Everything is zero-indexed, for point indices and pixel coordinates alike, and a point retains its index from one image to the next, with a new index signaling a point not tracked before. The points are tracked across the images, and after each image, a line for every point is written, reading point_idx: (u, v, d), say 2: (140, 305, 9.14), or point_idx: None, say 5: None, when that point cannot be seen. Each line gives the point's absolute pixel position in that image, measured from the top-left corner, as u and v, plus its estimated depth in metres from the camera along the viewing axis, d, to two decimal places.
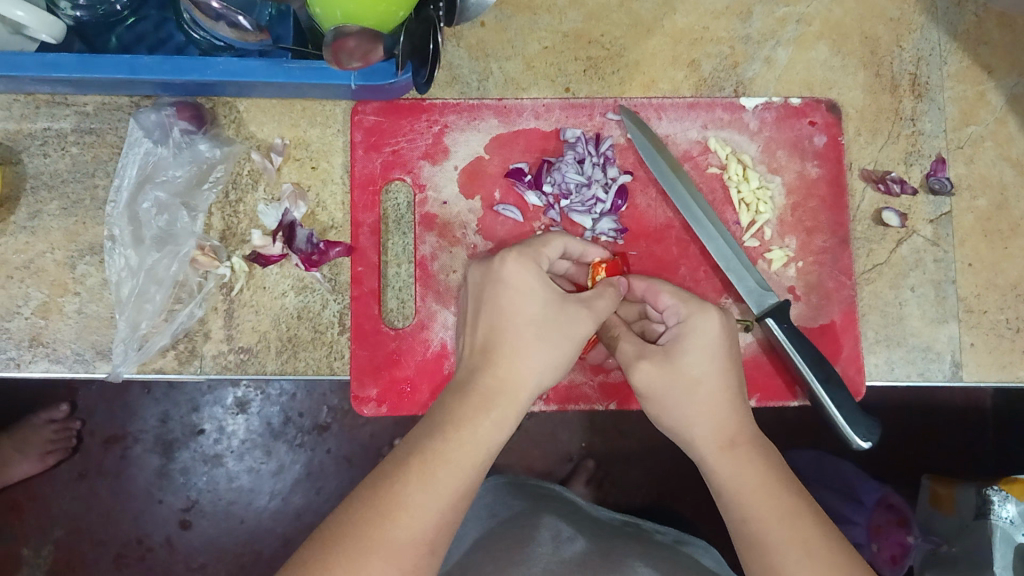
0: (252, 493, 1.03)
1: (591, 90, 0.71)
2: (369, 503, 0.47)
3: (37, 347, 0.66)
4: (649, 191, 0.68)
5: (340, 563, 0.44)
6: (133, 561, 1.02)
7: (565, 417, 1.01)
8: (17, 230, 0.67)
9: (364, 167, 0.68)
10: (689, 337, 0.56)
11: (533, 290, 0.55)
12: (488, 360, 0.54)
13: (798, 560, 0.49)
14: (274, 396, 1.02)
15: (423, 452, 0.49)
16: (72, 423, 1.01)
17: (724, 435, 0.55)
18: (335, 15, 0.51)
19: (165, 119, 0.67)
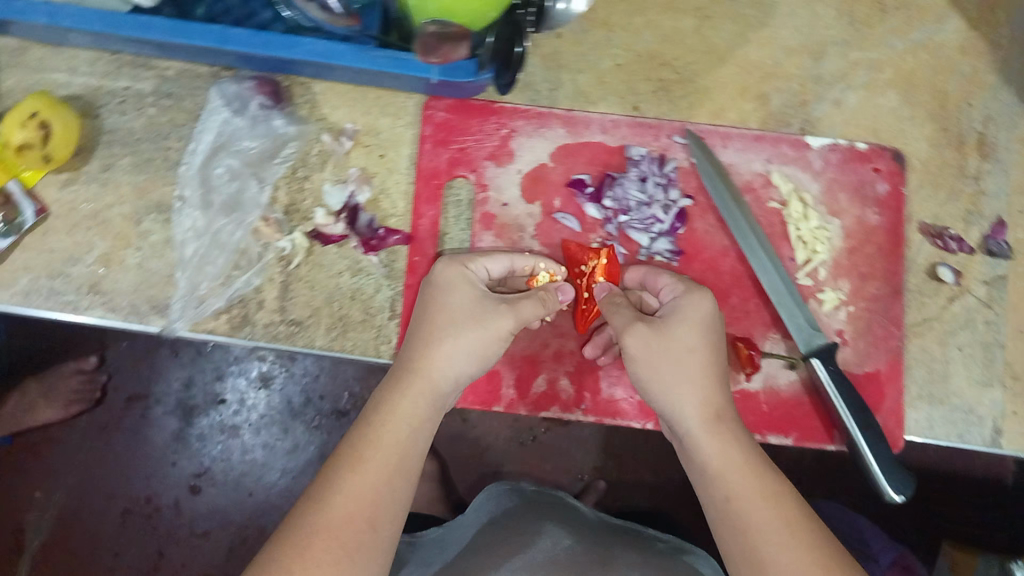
0: (263, 468, 1.05)
1: (659, 112, 0.71)
2: (310, 499, 0.52)
3: (94, 295, 0.68)
4: (708, 219, 0.69)
5: (288, 550, 0.49)
6: (138, 518, 1.04)
7: (582, 435, 1.01)
8: (88, 181, 0.69)
9: (430, 161, 0.70)
10: (677, 312, 0.59)
11: (469, 290, 0.61)
12: (429, 351, 0.58)
13: (772, 534, 0.51)
14: (296, 375, 1.04)
15: (351, 440, 0.55)
16: (98, 376, 1.04)
17: (711, 408, 0.56)
18: (427, 5, 0.51)
19: (245, 91, 0.69)
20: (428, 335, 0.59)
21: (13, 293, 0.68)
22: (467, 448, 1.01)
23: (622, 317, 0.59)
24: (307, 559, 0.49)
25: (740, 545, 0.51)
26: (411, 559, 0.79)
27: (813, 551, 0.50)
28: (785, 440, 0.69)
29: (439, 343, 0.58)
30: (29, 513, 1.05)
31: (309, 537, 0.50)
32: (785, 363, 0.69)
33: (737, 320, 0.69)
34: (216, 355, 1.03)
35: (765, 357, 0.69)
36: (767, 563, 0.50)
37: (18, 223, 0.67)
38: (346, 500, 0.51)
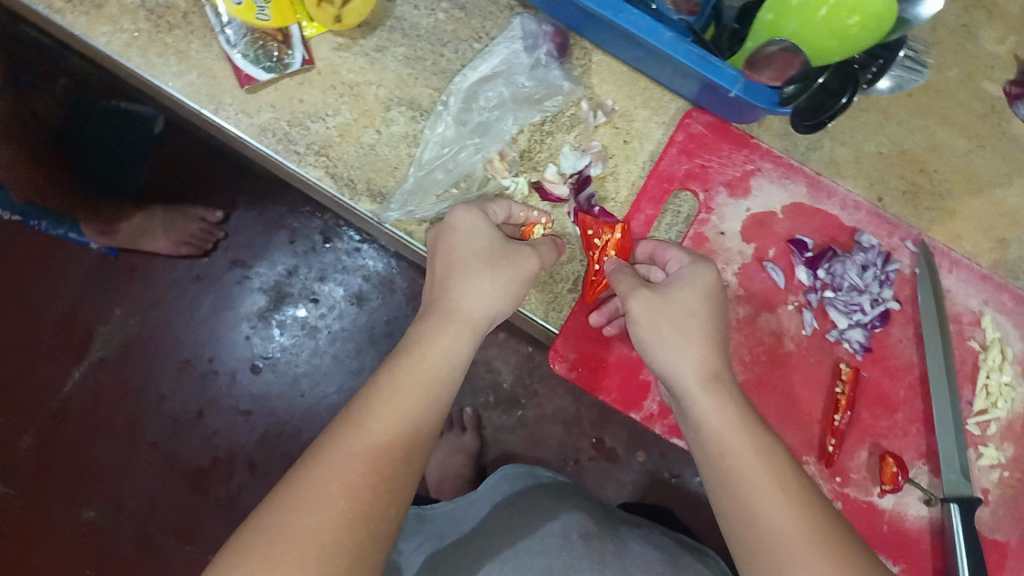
0: (321, 379, 1.15)
1: (900, 212, 0.70)
2: (345, 420, 0.52)
3: (322, 156, 0.70)
4: (907, 330, 0.69)
5: (323, 466, 0.49)
6: (196, 372, 1.15)
7: (619, 476, 1.10)
8: (359, 53, 0.71)
9: (668, 165, 0.70)
10: (686, 281, 0.59)
11: (480, 239, 0.61)
12: (449, 293, 0.60)
13: (772, 494, 0.51)
14: (389, 305, 1.14)
15: (387, 366, 0.56)
16: (216, 231, 1.14)
17: (707, 370, 0.56)
18: (782, 28, 0.52)
19: (540, 34, 0.71)
20: (451, 273, 0.60)
21: (253, 124, 0.71)
22: (520, 438, 1.12)
23: (628, 283, 0.60)
24: (337, 468, 0.49)
25: (735, 503, 0.52)
26: (420, 531, 0.85)
27: (808, 516, 0.50)
28: (891, 566, 0.68)
29: (461, 281, 0.60)
30: (101, 324, 1.15)
31: (347, 457, 0.50)
32: (922, 497, 0.67)
33: (894, 436, 0.69)
34: (329, 256, 1.14)
35: (907, 483, 0.68)
36: (762, 523, 0.50)
37: (285, 64, 0.70)
38: (374, 426, 0.51)
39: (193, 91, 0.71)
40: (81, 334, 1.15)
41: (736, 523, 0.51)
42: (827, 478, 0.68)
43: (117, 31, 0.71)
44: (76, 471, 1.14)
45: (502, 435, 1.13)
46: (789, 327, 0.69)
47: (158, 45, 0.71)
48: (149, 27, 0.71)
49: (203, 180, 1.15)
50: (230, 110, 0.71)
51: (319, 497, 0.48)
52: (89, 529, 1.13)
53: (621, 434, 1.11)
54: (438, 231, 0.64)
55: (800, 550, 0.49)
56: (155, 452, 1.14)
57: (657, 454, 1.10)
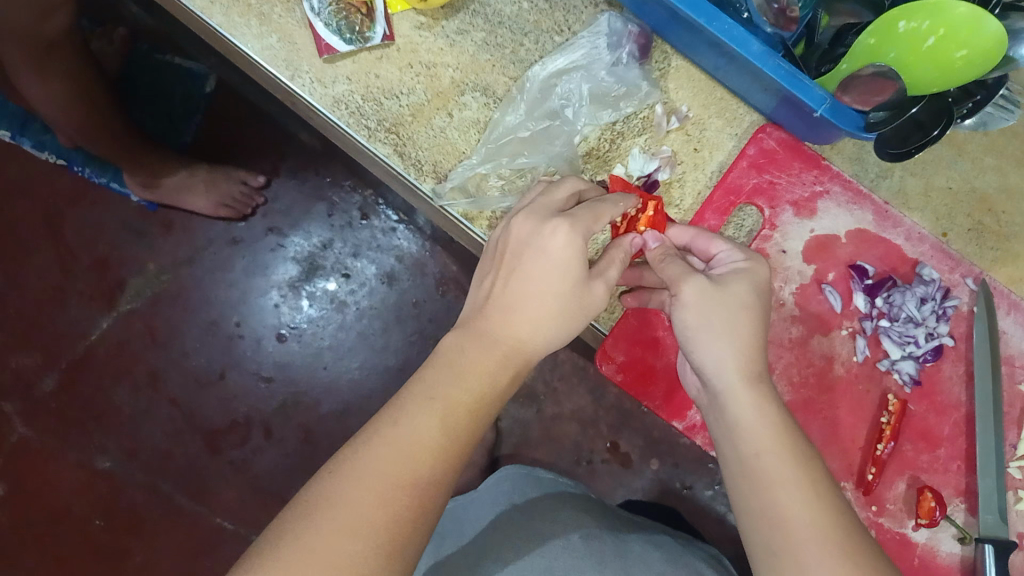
0: (346, 353, 1.15)
1: (964, 249, 0.70)
2: (384, 449, 0.46)
3: (391, 133, 0.71)
4: (958, 367, 0.69)
5: (357, 508, 0.43)
6: (222, 334, 1.16)
7: (631, 483, 1.10)
8: (440, 34, 0.72)
9: (737, 177, 0.71)
10: (741, 274, 0.55)
11: (573, 257, 0.52)
12: (511, 317, 0.51)
13: (796, 495, 0.48)
14: (421, 285, 1.14)
15: (435, 388, 0.48)
16: (257, 197, 1.14)
17: (751, 368, 0.53)
18: (883, 55, 0.54)
19: (624, 33, 0.70)
20: (524, 293, 0.52)
21: (326, 94, 0.71)
22: (536, 433, 1.12)
23: (681, 266, 0.55)
24: (367, 506, 0.43)
25: (762, 503, 0.49)
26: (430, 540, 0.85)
27: (839, 522, 0.48)
28: None
29: (536, 302, 0.52)
30: (135, 275, 1.16)
31: (384, 501, 0.44)
32: (956, 535, 0.67)
33: (933, 471, 0.69)
34: (364, 232, 1.15)
35: (943, 520, 0.67)
36: (790, 522, 0.47)
37: (366, 38, 0.70)
38: (420, 468, 0.45)
39: (271, 54, 0.71)
40: (114, 283, 1.16)
41: (760, 525, 0.49)
42: (863, 506, 0.68)
43: None
44: (96, 418, 1.15)
45: (518, 428, 1.13)
46: (840, 351, 0.69)
47: (241, 5, 0.71)
48: None
49: (251, 145, 1.16)
50: (306, 78, 0.71)
51: (345, 541, 0.42)
52: (102, 477, 1.14)
53: (636, 441, 1.11)
54: (517, 235, 0.54)
55: (823, 558, 0.46)
56: (175, 407, 1.15)
57: (671, 464, 1.10)
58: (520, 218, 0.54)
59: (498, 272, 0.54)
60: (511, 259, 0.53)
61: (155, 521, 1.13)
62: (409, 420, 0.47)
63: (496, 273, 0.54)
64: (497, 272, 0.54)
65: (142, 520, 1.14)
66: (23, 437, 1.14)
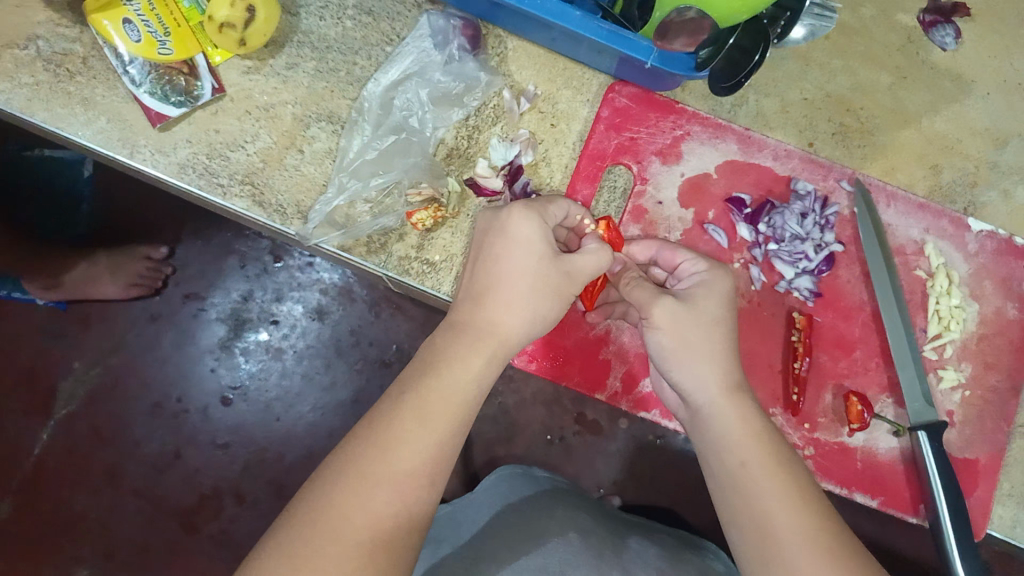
0: (297, 398, 1.13)
1: (833, 154, 0.71)
2: (365, 442, 0.48)
3: (246, 184, 0.69)
4: (854, 269, 0.70)
5: (343, 497, 0.46)
6: (166, 414, 1.13)
7: (606, 447, 1.10)
8: (270, 73, 0.70)
9: (598, 143, 0.71)
10: (705, 286, 0.59)
11: (536, 236, 0.54)
12: (493, 304, 0.54)
13: (790, 500, 0.51)
14: (353, 314, 1.11)
15: (412, 383, 0.51)
16: (163, 268, 1.11)
17: (730, 380, 0.57)
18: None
19: (450, 28, 0.69)
20: (500, 282, 0.54)
21: (171, 162, 0.69)
22: (501, 426, 1.12)
23: (650, 291, 0.58)
24: (354, 509, 0.46)
25: (746, 509, 0.52)
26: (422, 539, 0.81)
27: (823, 517, 0.51)
28: (867, 501, 0.70)
29: (512, 285, 0.53)
30: (63, 378, 1.12)
31: (368, 490, 0.46)
32: (891, 429, 0.69)
33: (855, 373, 0.70)
34: (282, 275, 1.11)
35: (874, 419, 0.69)
36: (777, 532, 0.50)
37: (195, 96, 0.68)
38: (403, 457, 0.48)
39: (105, 137, 0.69)
40: (44, 393, 1.12)
41: (752, 533, 0.51)
42: (795, 427, 0.69)
43: (16, 86, 0.68)
44: (65, 531, 1.12)
45: (483, 426, 1.12)
46: (738, 284, 0.70)
47: (61, 95, 0.69)
48: (49, 77, 0.69)
49: (141, 218, 1.12)
50: (146, 152, 0.69)
51: (334, 543, 0.44)
52: None
53: (602, 407, 1.10)
54: (480, 228, 0.57)
55: (811, 554, 0.48)
56: (140, 499, 1.12)
57: (639, 420, 1.09)
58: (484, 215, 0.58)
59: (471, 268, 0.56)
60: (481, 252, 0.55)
61: None
62: (394, 428, 0.49)
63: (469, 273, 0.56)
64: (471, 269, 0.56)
65: None
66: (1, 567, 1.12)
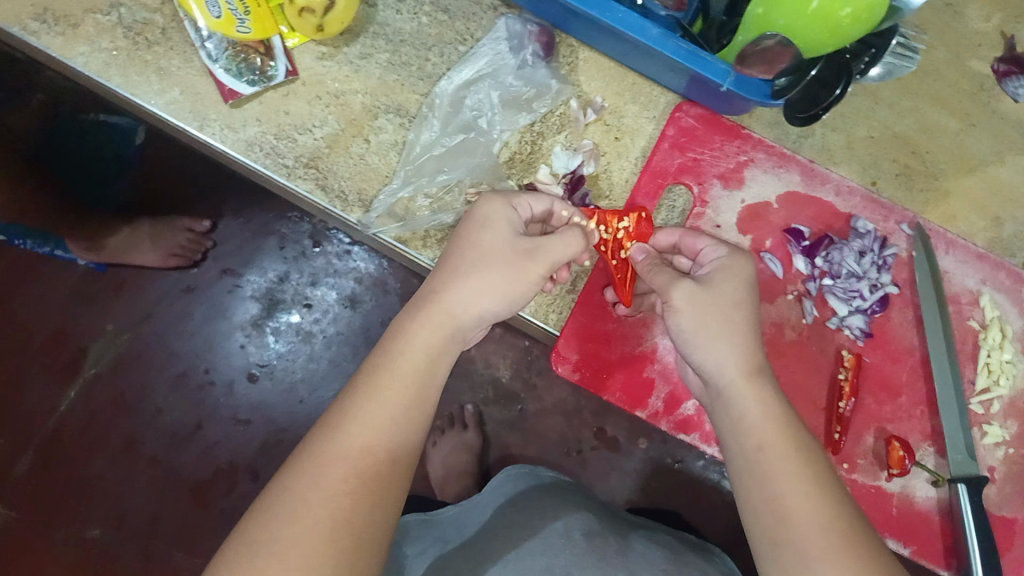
0: (320, 384, 1.12)
1: (894, 195, 0.70)
2: (320, 427, 0.49)
3: (311, 168, 0.70)
4: (907, 313, 0.70)
5: (298, 479, 0.47)
6: (191, 385, 1.12)
7: (622, 465, 1.08)
8: (343, 61, 0.70)
9: (661, 160, 0.70)
10: (724, 272, 0.57)
11: (502, 220, 0.57)
12: (460, 283, 0.55)
13: (802, 489, 0.49)
14: (385, 306, 1.10)
15: (364, 367, 0.52)
16: (204, 241, 1.11)
17: (751, 364, 0.54)
18: (772, 23, 0.52)
19: (526, 34, 0.70)
20: (466, 262, 0.55)
21: (239, 139, 0.70)
22: (520, 433, 1.10)
23: (666, 275, 0.57)
24: (312, 484, 0.46)
25: (763, 498, 0.50)
26: (426, 536, 0.84)
27: (839, 513, 0.48)
28: (898, 548, 0.69)
29: (484, 264, 0.55)
30: (94, 341, 1.12)
31: (322, 468, 0.47)
32: (930, 479, 0.68)
33: (898, 419, 0.70)
34: (319, 260, 1.10)
35: (914, 466, 0.68)
36: (790, 520, 0.48)
37: (268, 76, 0.69)
38: (355, 431, 0.49)
39: (177, 108, 0.69)
40: (71, 351, 1.11)
41: (764, 518, 0.49)
42: (835, 466, 0.69)
43: (95, 50, 0.70)
44: (78, 493, 1.11)
45: (503, 430, 1.10)
46: (789, 316, 0.69)
47: (137, 63, 0.70)
48: (128, 45, 0.70)
49: (186, 190, 1.12)
50: (215, 126, 0.69)
51: (294, 518, 0.45)
52: (94, 550, 1.10)
53: (622, 423, 1.08)
54: (451, 221, 0.59)
55: (823, 540, 0.46)
56: (156, 467, 1.11)
57: (659, 441, 1.08)
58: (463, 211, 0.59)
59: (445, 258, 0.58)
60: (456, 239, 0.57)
61: None
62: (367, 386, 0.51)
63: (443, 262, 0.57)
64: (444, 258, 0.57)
65: None
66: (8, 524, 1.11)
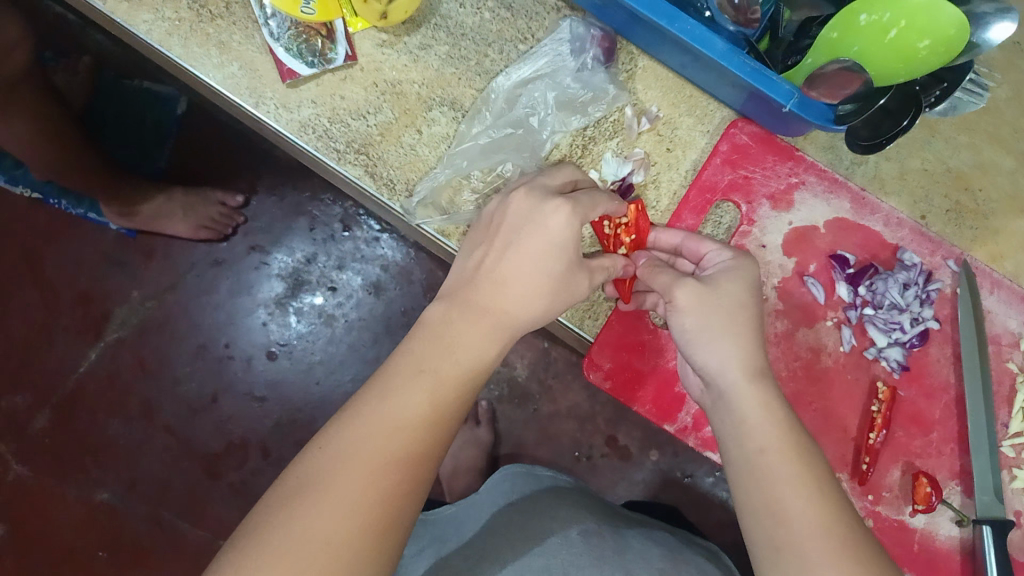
0: (338, 367, 1.12)
1: (942, 230, 0.70)
2: (377, 416, 0.47)
3: (361, 154, 0.70)
4: (945, 349, 0.69)
5: (354, 472, 0.45)
6: (211, 358, 1.12)
7: (632, 475, 1.08)
8: (403, 51, 0.71)
9: (711, 176, 0.70)
10: (730, 274, 0.56)
11: (567, 237, 0.53)
12: (500, 292, 0.52)
13: (803, 491, 0.48)
14: (409, 295, 1.10)
15: (425, 358, 0.50)
16: (236, 216, 1.10)
17: (753, 366, 0.53)
18: (846, 49, 0.53)
19: (588, 37, 0.69)
20: (517, 271, 0.53)
21: (292, 119, 0.70)
22: (532, 433, 1.10)
23: (670, 275, 0.56)
24: (367, 481, 0.45)
25: (765, 500, 0.49)
26: (424, 535, 0.84)
27: (843, 518, 0.48)
28: None
29: (527, 278, 0.53)
30: (120, 305, 1.12)
31: (380, 466, 0.45)
32: (954, 517, 0.68)
33: (927, 455, 0.69)
34: (347, 244, 1.10)
35: (940, 504, 0.68)
36: (790, 519, 0.47)
37: (327, 59, 0.69)
38: (416, 433, 0.47)
39: (234, 83, 0.70)
40: (97, 313, 1.12)
41: (761, 518, 0.49)
42: (859, 496, 0.69)
43: (158, 18, 0.70)
44: (90, 453, 1.12)
45: (515, 429, 1.10)
46: (826, 342, 0.70)
47: (198, 35, 0.70)
48: (191, 16, 0.70)
49: (224, 162, 1.11)
50: (270, 104, 0.70)
51: (346, 515, 0.44)
52: (103, 510, 1.11)
53: (636, 433, 1.08)
54: (514, 213, 0.55)
55: (821, 541, 0.46)
56: (170, 435, 1.12)
57: (671, 454, 1.07)
58: (519, 194, 0.56)
59: (489, 241, 0.55)
60: (510, 233, 0.54)
61: (160, 552, 1.11)
62: (387, 390, 0.48)
63: (487, 245, 0.55)
64: (488, 241, 0.55)
65: (147, 550, 1.11)
66: (21, 477, 1.12)
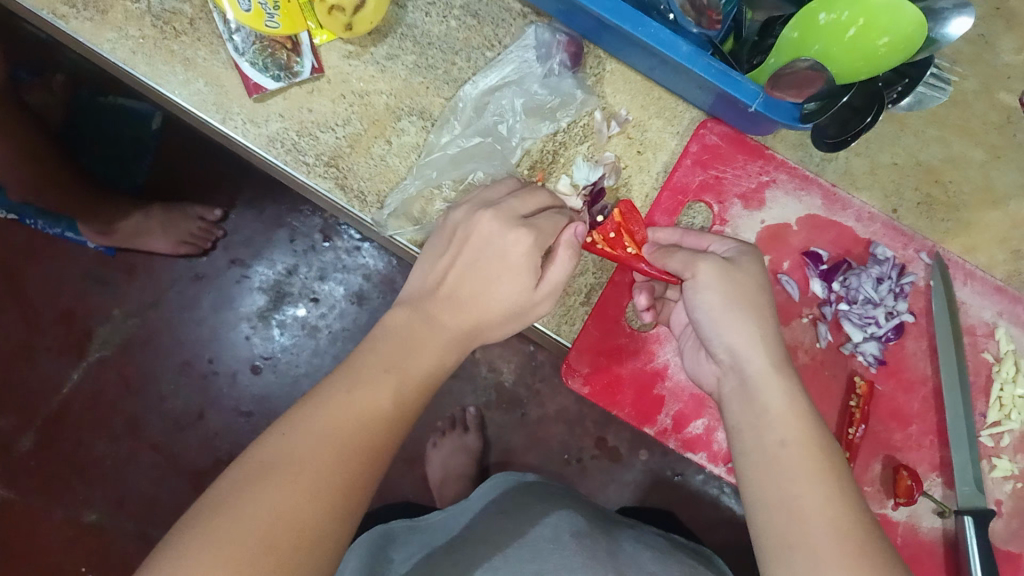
0: (324, 377, 1.11)
1: (914, 223, 0.70)
2: (348, 408, 0.47)
3: (331, 167, 0.70)
4: (922, 342, 0.70)
5: (318, 460, 0.45)
6: (195, 373, 1.12)
7: (622, 476, 1.07)
8: (369, 61, 0.70)
9: (682, 176, 0.70)
10: (746, 256, 0.58)
11: (526, 270, 0.54)
12: (459, 306, 0.54)
13: (822, 487, 0.48)
14: (392, 302, 1.09)
15: (397, 359, 0.51)
16: (215, 230, 1.09)
17: (777, 356, 0.54)
18: (807, 48, 0.54)
19: (554, 43, 0.70)
20: (477, 301, 0.54)
21: (260, 134, 0.69)
22: (521, 438, 1.09)
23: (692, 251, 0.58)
24: (330, 471, 0.45)
25: (779, 491, 0.49)
26: (411, 542, 0.84)
27: (858, 518, 0.47)
28: None
29: (489, 305, 0.54)
30: (100, 324, 1.11)
31: (345, 454, 0.45)
32: (936, 509, 0.68)
33: (907, 448, 0.70)
34: (329, 255, 1.09)
35: (922, 496, 0.68)
36: (805, 515, 0.47)
37: (294, 73, 0.68)
38: (380, 422, 0.48)
39: (201, 100, 0.69)
40: (79, 333, 1.11)
41: (775, 512, 0.49)
42: None
43: (123, 37, 0.70)
44: (77, 475, 1.11)
45: (504, 434, 1.10)
46: (803, 339, 0.70)
47: (164, 53, 0.69)
48: (155, 34, 0.70)
49: (202, 177, 1.10)
50: (238, 120, 0.69)
51: (311, 498, 0.44)
52: (90, 531, 1.10)
53: (624, 434, 1.07)
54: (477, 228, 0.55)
55: (840, 541, 0.46)
56: (155, 453, 1.11)
57: (660, 452, 1.07)
58: (486, 216, 0.55)
59: (454, 255, 0.55)
60: (472, 258, 0.54)
61: None
62: (358, 381, 0.49)
63: (451, 257, 0.55)
64: (451, 254, 0.55)
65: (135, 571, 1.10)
66: (7, 501, 1.11)
